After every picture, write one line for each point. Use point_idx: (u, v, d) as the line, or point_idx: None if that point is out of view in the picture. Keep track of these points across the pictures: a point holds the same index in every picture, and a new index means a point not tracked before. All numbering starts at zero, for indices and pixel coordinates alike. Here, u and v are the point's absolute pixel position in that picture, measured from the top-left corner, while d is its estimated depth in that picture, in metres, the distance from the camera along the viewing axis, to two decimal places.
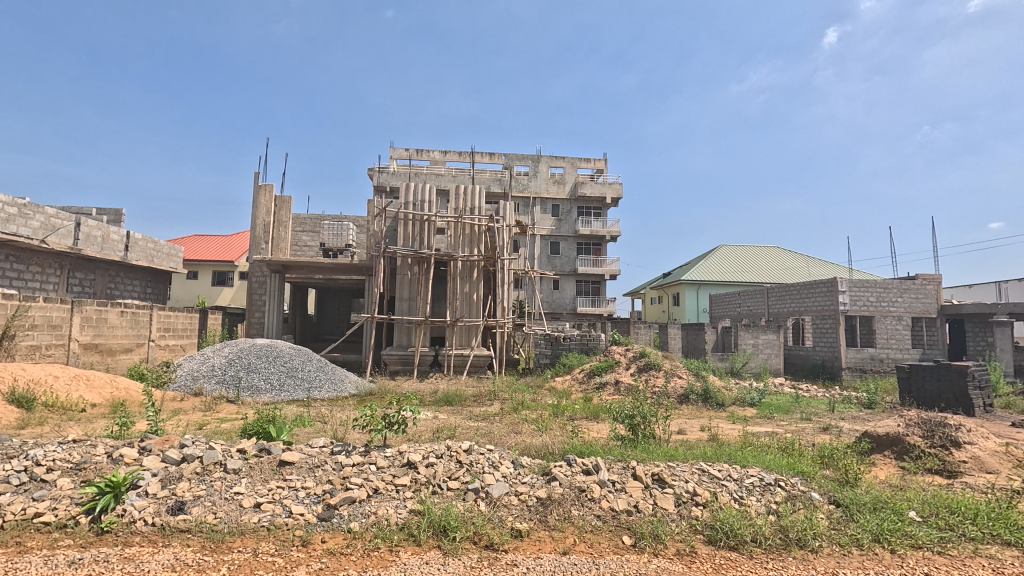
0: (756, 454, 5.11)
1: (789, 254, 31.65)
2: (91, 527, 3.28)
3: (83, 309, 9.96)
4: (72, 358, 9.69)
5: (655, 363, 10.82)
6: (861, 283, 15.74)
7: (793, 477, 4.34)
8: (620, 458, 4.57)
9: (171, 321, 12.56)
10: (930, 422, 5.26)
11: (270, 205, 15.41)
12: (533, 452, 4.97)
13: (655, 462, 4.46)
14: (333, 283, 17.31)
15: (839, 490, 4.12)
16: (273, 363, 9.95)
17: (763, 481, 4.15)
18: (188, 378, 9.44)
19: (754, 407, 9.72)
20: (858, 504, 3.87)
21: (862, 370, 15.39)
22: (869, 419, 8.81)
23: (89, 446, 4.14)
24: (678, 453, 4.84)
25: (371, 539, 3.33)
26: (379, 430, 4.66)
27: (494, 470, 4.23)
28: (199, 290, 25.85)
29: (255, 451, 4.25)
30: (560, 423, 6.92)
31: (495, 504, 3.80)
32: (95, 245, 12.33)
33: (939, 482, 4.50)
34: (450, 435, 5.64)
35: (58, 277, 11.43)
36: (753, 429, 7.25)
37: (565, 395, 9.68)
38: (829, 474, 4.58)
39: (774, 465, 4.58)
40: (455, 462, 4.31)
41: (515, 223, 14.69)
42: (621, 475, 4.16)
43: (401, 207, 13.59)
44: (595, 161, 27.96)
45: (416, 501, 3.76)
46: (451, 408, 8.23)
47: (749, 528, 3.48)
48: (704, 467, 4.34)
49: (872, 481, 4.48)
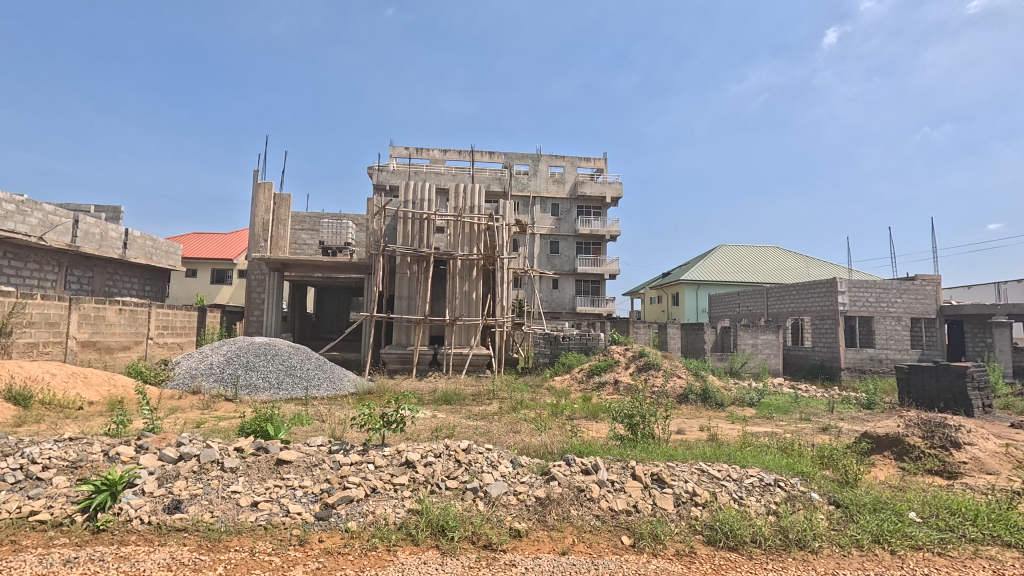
0: (756, 454, 5.10)
1: (789, 254, 31.65)
2: (87, 526, 3.26)
3: (81, 306, 9.93)
4: (70, 356, 9.65)
5: (654, 362, 10.81)
6: (860, 284, 15.73)
7: (793, 477, 4.33)
8: (619, 457, 4.55)
9: (170, 319, 12.52)
10: (930, 422, 5.25)
11: (269, 203, 15.37)
12: (532, 451, 4.95)
13: (654, 462, 4.45)
14: (332, 281, 17.27)
15: (839, 490, 4.11)
16: (271, 361, 9.92)
17: (763, 481, 4.13)
18: (187, 376, 9.42)
19: (753, 407, 9.72)
20: (858, 505, 3.86)
21: (861, 370, 15.40)
22: (868, 419, 8.81)
23: (86, 444, 4.11)
24: (678, 453, 4.82)
25: (368, 539, 3.31)
26: (377, 429, 4.63)
27: (493, 469, 4.21)
28: (198, 288, 25.81)
29: (253, 450, 4.22)
30: (559, 422, 6.91)
31: (493, 503, 3.78)
32: (93, 242, 12.29)
33: (938, 483, 4.49)
34: (449, 434, 5.61)
35: (56, 274, 11.40)
36: (753, 429, 7.24)
37: (564, 395, 9.66)
38: (829, 475, 4.56)
39: (774, 465, 4.56)
40: (453, 461, 4.29)
41: (515, 222, 14.66)
42: (620, 475, 4.14)
43: (400, 206, 13.56)
44: (595, 161, 27.95)
45: (414, 501, 3.74)
46: (450, 407, 8.22)
47: (748, 529, 3.46)
48: (704, 467, 4.32)
49: (872, 482, 4.47)
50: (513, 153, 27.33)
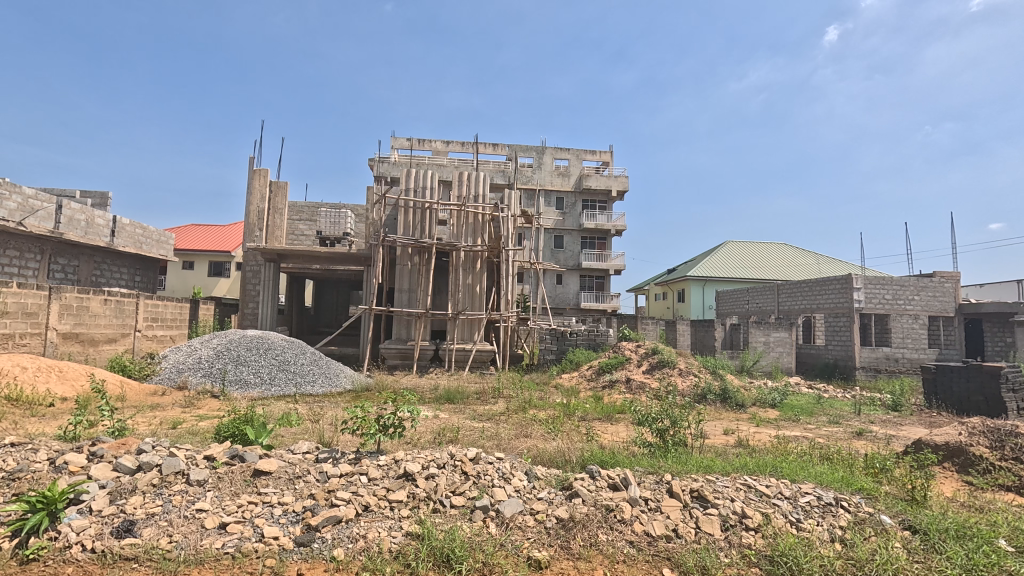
0: (801, 464, 4.48)
1: (798, 252, 30.94)
2: (14, 554, 2.67)
3: (62, 296, 9.36)
4: (49, 348, 9.09)
5: (668, 360, 10.23)
6: (877, 280, 15.07)
7: (854, 495, 3.72)
8: (650, 470, 3.96)
9: (160, 311, 11.93)
10: (997, 431, 4.68)
11: (264, 190, 14.77)
12: (548, 460, 4.35)
13: (691, 476, 3.83)
14: (330, 273, 16.69)
15: (912, 512, 3.50)
16: (263, 355, 9.36)
17: (822, 500, 3.53)
18: (173, 371, 8.87)
19: (776, 409, 9.14)
20: (940, 530, 3.25)
21: (877, 370, 14.75)
22: (900, 423, 8.24)
23: (30, 451, 3.52)
24: (716, 464, 4.20)
25: (357, 573, 2.72)
26: (372, 434, 4.02)
27: (505, 483, 3.61)
28: (196, 281, 25.27)
29: (226, 458, 3.62)
30: (573, 424, 6.35)
31: (507, 526, 3.19)
32: (77, 229, 11.70)
33: (1020, 503, 3.90)
34: (453, 439, 5.02)
35: (38, 262, 10.81)
36: (784, 433, 6.70)
37: (574, 394, 9.04)
38: (892, 491, 3.96)
39: (827, 479, 3.94)
40: (460, 473, 3.68)
41: (521, 212, 13.95)
42: (654, 493, 3.54)
43: (400, 194, 12.93)
44: (600, 153, 27.32)
45: (413, 522, 3.15)
46: (453, 407, 7.62)
47: (816, 560, 2.87)
48: (750, 482, 3.71)
49: (944, 501, 3.85)
50: (517, 145, 26.72)
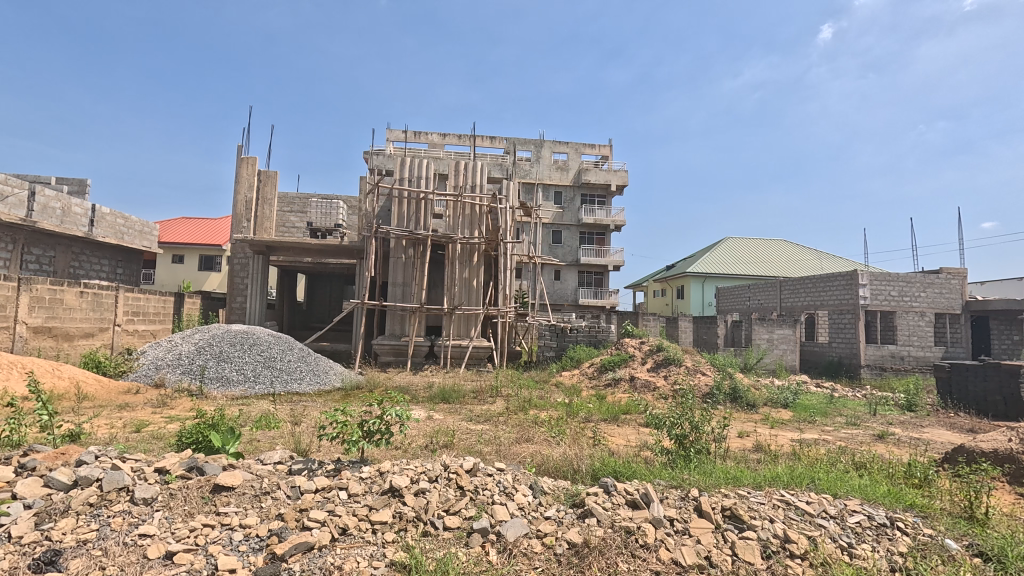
0: (838, 474, 3.97)
1: (799, 249, 30.53)
2: None
3: (32, 287, 8.79)
4: (19, 344, 8.53)
5: (674, 358, 9.75)
6: (884, 277, 14.58)
7: (907, 513, 3.25)
8: (672, 483, 3.48)
9: (141, 305, 11.33)
10: None
11: (253, 179, 14.18)
12: (554, 470, 3.86)
13: (720, 490, 3.34)
14: (323, 267, 16.16)
15: (977, 534, 3.03)
16: (248, 351, 8.82)
17: (874, 521, 3.06)
18: (150, 367, 8.36)
19: (788, 409, 8.68)
20: (1017, 557, 2.75)
21: (882, 368, 14.32)
22: (920, 424, 7.84)
23: None
24: (745, 475, 3.72)
25: None
26: (353, 442, 3.50)
27: (507, 499, 3.12)
28: (186, 274, 24.61)
29: (182, 470, 3.11)
30: (577, 426, 5.90)
31: (509, 553, 2.70)
32: (52, 218, 11.11)
33: None
34: (447, 445, 4.54)
35: (10, 251, 10.24)
36: (803, 436, 6.25)
37: (575, 393, 8.58)
38: (945, 507, 3.49)
39: (874, 494, 3.45)
40: (454, 488, 3.18)
41: (520, 204, 13.40)
42: (680, 511, 3.06)
43: (395, 184, 12.37)
44: (600, 147, 26.80)
45: (399, 549, 2.66)
46: (448, 407, 7.14)
47: None
48: (789, 498, 3.23)
49: (1005, 518, 3.38)
50: (516, 138, 26.17)
